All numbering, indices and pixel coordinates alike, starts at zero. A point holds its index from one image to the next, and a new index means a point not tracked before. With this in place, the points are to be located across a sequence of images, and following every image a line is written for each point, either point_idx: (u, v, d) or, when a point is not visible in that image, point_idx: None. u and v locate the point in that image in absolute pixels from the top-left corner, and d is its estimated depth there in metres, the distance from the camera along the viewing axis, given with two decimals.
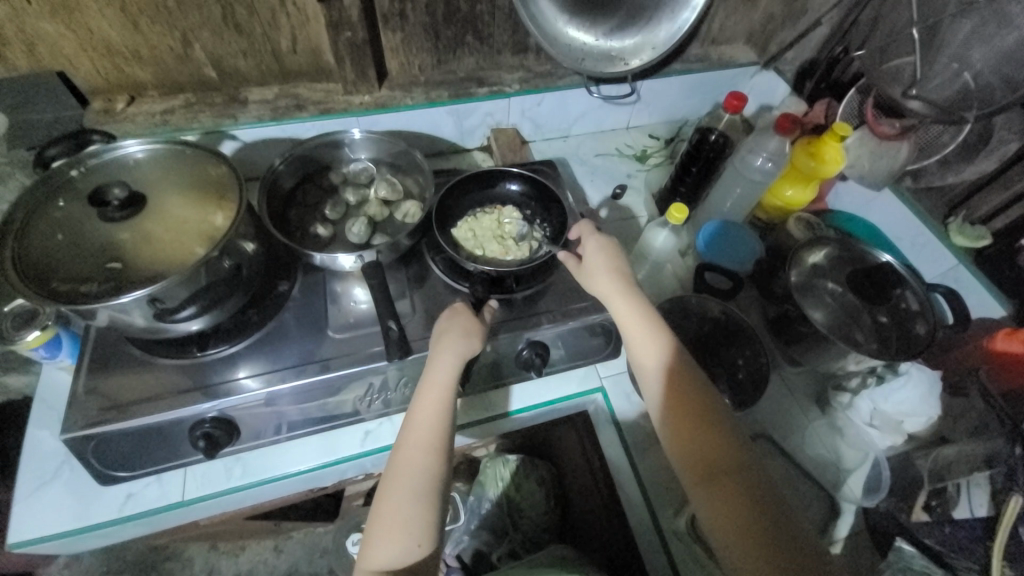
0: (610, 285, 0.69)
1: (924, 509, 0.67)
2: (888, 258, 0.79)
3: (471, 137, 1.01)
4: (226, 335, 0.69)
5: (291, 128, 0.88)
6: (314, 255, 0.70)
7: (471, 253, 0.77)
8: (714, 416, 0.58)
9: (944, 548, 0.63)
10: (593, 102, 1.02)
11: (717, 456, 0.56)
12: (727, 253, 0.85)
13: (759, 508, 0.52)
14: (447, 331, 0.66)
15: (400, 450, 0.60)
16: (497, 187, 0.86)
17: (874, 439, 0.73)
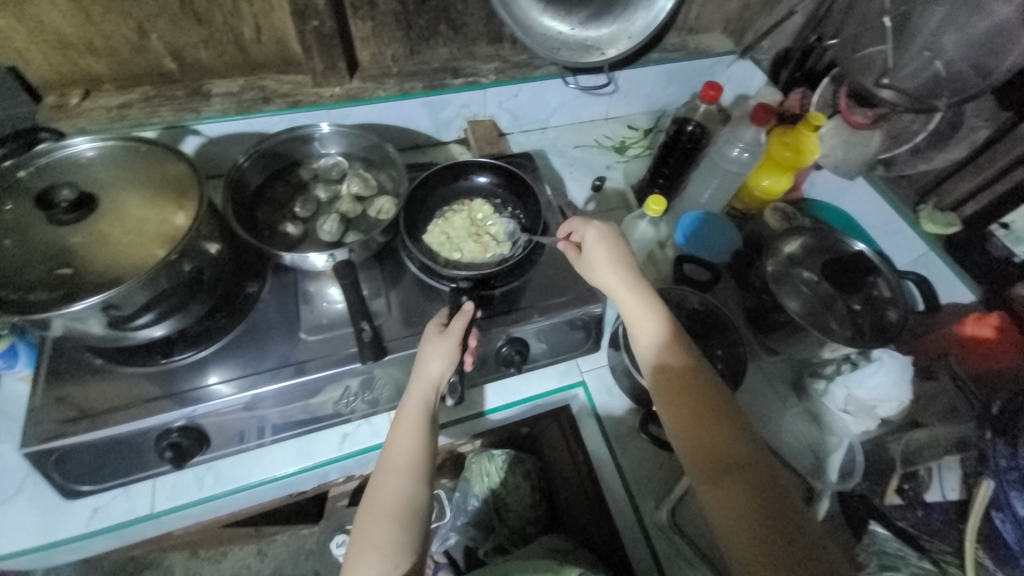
0: (614, 280, 0.67)
1: (897, 492, 0.68)
2: (861, 247, 0.80)
3: (447, 129, 0.98)
4: (192, 340, 0.66)
5: (259, 122, 0.84)
6: (284, 254, 0.68)
7: (451, 257, 0.76)
8: (717, 416, 0.58)
9: (918, 531, 0.65)
10: (571, 93, 1.00)
11: (716, 459, 0.55)
12: (706, 245, 0.84)
13: (762, 511, 0.52)
14: (423, 348, 0.64)
15: (380, 474, 0.60)
16: (464, 181, 0.85)
17: (849, 425, 0.73)
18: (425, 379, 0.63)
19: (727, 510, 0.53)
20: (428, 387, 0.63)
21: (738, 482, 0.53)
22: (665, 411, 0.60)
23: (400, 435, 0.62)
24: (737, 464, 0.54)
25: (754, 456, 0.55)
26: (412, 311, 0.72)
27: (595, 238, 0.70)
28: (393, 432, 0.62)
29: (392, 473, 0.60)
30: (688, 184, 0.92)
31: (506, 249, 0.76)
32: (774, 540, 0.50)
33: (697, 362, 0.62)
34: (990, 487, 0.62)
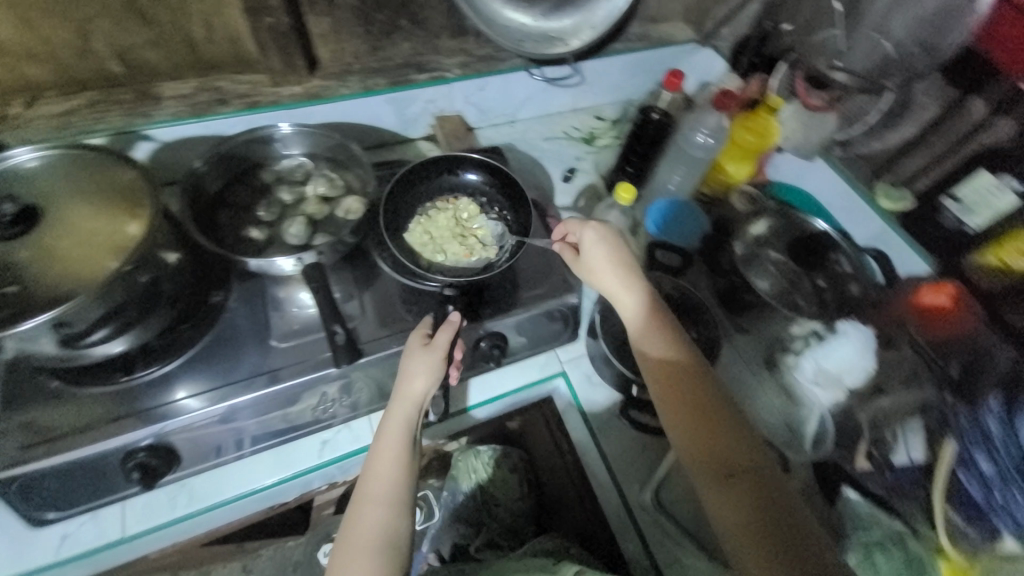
0: (613, 282, 0.67)
1: (866, 457, 0.70)
2: (822, 225, 0.84)
3: (414, 125, 0.96)
4: (155, 354, 0.64)
5: (216, 124, 0.81)
6: (249, 260, 0.65)
7: (431, 259, 0.74)
8: (717, 419, 0.59)
9: (887, 493, 0.67)
10: (536, 85, 1.00)
11: (712, 461, 0.57)
12: (674, 228, 0.85)
13: (769, 512, 0.53)
14: (407, 364, 0.64)
15: (359, 500, 0.60)
16: (451, 175, 0.84)
17: (817, 396, 0.74)
18: (412, 396, 0.63)
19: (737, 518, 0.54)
20: (411, 405, 0.63)
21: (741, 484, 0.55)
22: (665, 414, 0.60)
23: (378, 459, 0.61)
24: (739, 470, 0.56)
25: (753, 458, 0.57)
26: (387, 311, 0.71)
27: (592, 239, 0.70)
28: (373, 455, 0.62)
29: (374, 497, 0.59)
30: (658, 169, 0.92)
31: (491, 254, 0.76)
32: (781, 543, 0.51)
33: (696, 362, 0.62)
34: (954, 449, 0.66)
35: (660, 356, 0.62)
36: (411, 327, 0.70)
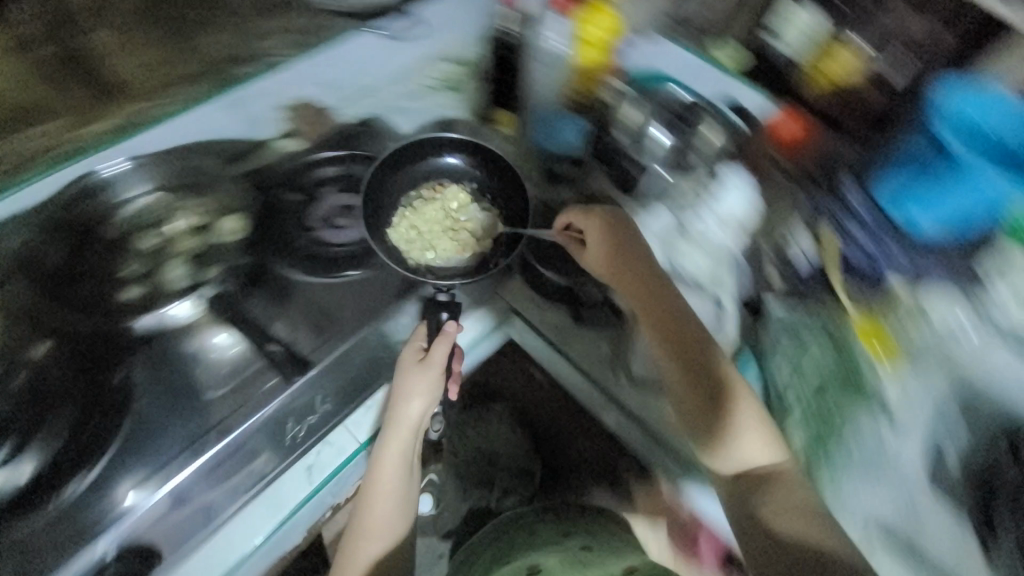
0: (623, 272, 0.70)
1: (780, 277, 0.77)
2: (682, 92, 0.84)
3: (262, 124, 0.79)
4: (74, 461, 0.57)
5: (25, 194, 0.66)
6: (139, 318, 0.65)
7: (421, 257, 0.73)
8: (738, 413, 0.64)
9: (802, 290, 0.76)
10: (374, 43, 0.89)
11: (719, 427, 0.64)
12: (552, 138, 0.85)
13: (777, 509, 0.60)
14: (405, 384, 0.65)
15: (364, 526, 0.65)
16: (431, 159, 0.79)
17: (722, 241, 0.78)
18: (412, 420, 0.65)
19: (736, 498, 0.62)
20: (409, 430, 0.65)
21: (747, 475, 0.63)
22: (664, 366, 0.67)
23: (379, 482, 0.65)
24: (748, 462, 0.63)
25: (768, 455, 0.63)
26: (320, 313, 0.69)
27: (597, 224, 0.72)
28: (372, 481, 0.65)
29: (378, 518, 0.65)
30: (523, 89, 0.88)
31: (485, 248, 0.75)
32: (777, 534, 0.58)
33: (716, 358, 0.66)
34: (832, 236, 0.77)
35: (673, 333, 0.67)
36: (342, 325, 0.68)
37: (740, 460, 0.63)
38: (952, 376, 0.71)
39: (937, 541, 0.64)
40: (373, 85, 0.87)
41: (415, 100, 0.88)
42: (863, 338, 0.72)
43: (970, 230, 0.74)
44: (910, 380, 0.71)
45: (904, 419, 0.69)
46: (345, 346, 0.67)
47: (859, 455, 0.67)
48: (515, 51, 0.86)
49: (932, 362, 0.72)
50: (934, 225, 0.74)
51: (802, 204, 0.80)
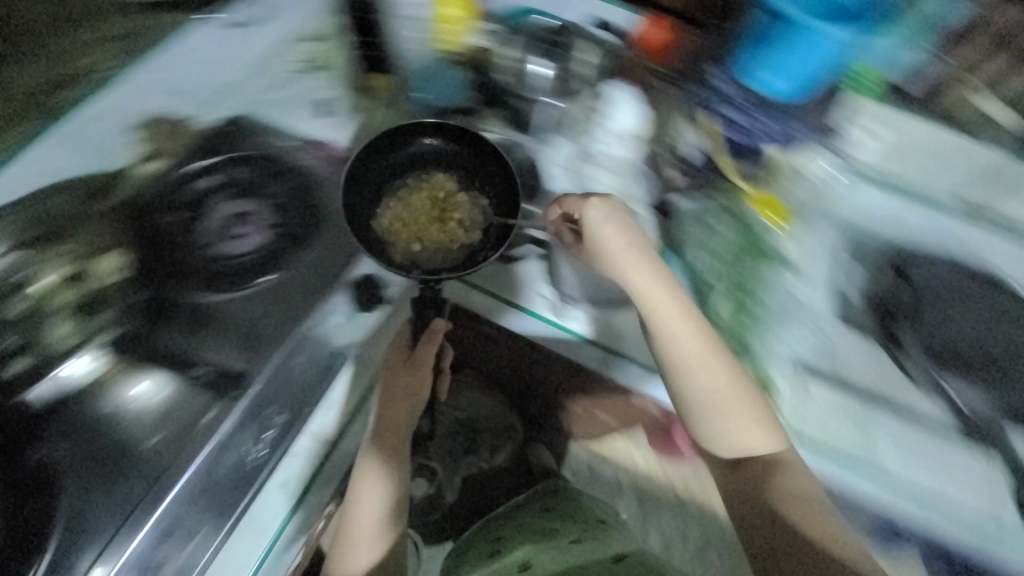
0: (626, 260, 0.66)
1: (679, 177, 0.81)
2: (547, 20, 0.81)
3: (114, 152, 0.71)
4: (24, 552, 0.58)
5: None
6: (39, 389, 0.63)
7: (406, 252, 0.71)
8: (749, 412, 0.64)
9: (699, 183, 0.81)
10: (216, 35, 0.80)
11: (726, 413, 0.64)
12: (438, 95, 0.82)
13: (784, 502, 0.62)
14: (386, 389, 0.66)
15: (345, 545, 0.62)
16: (415, 144, 0.75)
17: (621, 155, 0.82)
18: (408, 412, 0.67)
19: (736, 486, 0.66)
20: (395, 440, 0.65)
21: (754, 467, 0.65)
22: (665, 353, 0.65)
23: (368, 486, 0.63)
24: (755, 455, 0.64)
25: (773, 445, 0.65)
26: (246, 326, 0.67)
27: (596, 220, 0.68)
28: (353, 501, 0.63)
29: (365, 527, 0.62)
30: (388, 46, 0.82)
31: (475, 240, 0.73)
32: (779, 524, 0.61)
33: (725, 356, 0.66)
34: (716, 125, 0.80)
35: (681, 328, 0.65)
36: (268, 333, 0.67)
37: (745, 452, 0.64)
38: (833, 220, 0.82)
39: (856, 365, 0.77)
40: (231, 81, 0.79)
41: (280, 86, 0.81)
42: (762, 211, 0.79)
43: (794, 95, 0.79)
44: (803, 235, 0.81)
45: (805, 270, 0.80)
46: (281, 356, 0.66)
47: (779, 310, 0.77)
48: (373, 6, 0.79)
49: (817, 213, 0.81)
50: (767, 72, 0.78)
51: (687, 101, 0.82)
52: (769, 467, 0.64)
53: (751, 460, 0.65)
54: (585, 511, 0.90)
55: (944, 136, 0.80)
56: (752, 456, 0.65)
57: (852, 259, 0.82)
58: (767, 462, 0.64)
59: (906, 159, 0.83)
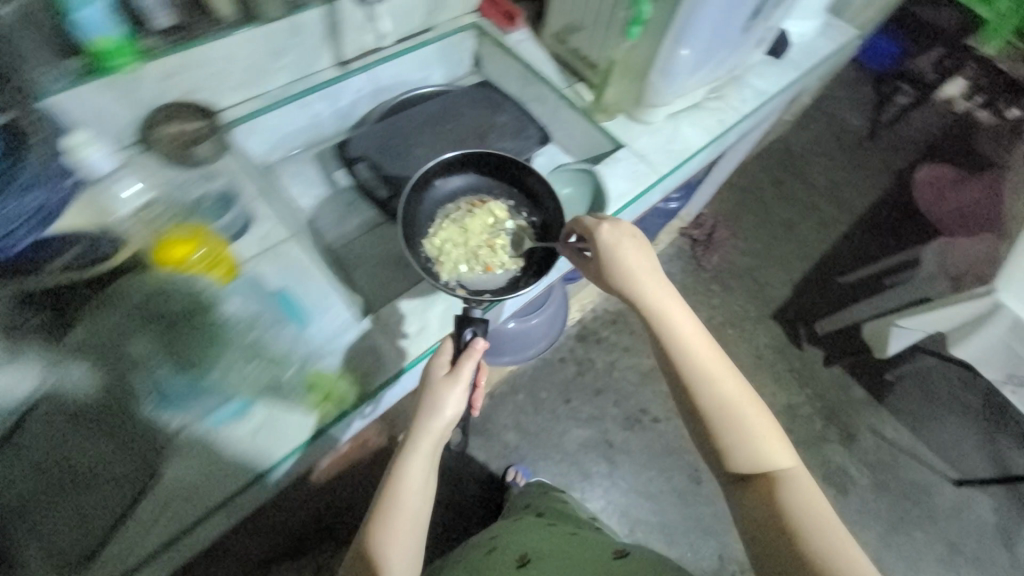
0: (651, 279, 0.77)
1: (80, 295, 0.67)
2: None
3: None
4: None
5: None
6: None
7: (454, 271, 0.79)
8: (760, 421, 0.73)
9: (94, 279, 0.68)
10: None
11: (726, 413, 0.72)
12: None
13: (805, 517, 0.64)
14: (435, 390, 0.68)
15: (397, 523, 0.67)
16: (472, 171, 0.86)
17: None
18: (439, 425, 0.69)
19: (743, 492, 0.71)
20: (437, 438, 0.70)
21: (762, 478, 0.70)
22: (685, 345, 0.75)
23: (402, 496, 0.68)
24: (770, 463, 0.70)
25: (784, 460, 0.70)
26: None
27: (608, 241, 0.75)
28: (399, 486, 0.69)
29: (399, 530, 0.67)
30: None
31: (520, 260, 0.82)
32: (788, 524, 0.64)
33: (741, 377, 0.75)
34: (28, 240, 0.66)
35: (679, 315, 0.77)
36: None
37: (757, 458, 0.70)
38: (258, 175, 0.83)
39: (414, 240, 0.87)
40: None
41: None
42: (170, 248, 0.69)
43: None
44: (249, 223, 0.76)
45: (263, 244, 0.75)
46: None
47: (286, 288, 0.73)
48: None
49: (237, 179, 0.79)
50: None
51: None
52: (774, 479, 0.69)
53: (759, 469, 0.70)
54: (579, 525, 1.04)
55: (245, 40, 0.79)
56: (761, 464, 0.71)
57: (328, 187, 0.91)
58: (773, 474, 0.69)
59: (253, 73, 0.84)
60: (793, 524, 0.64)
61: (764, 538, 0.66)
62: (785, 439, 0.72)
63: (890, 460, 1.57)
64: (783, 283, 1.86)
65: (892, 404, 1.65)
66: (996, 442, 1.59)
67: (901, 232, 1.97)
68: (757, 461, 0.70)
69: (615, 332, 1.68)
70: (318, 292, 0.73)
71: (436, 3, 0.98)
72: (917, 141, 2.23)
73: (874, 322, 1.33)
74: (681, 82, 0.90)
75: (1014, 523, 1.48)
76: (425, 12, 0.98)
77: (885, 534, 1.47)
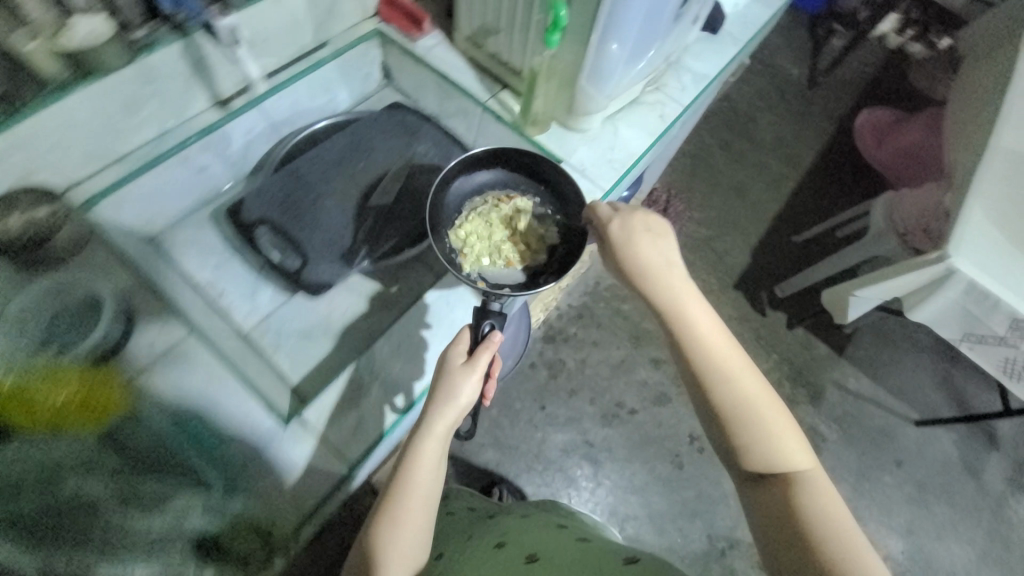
0: (665, 266, 0.74)
1: None
2: None
3: None
4: None
5: None
6: None
7: (476, 264, 0.76)
8: (781, 421, 0.67)
9: None
10: None
11: (743, 408, 0.67)
12: None
13: (822, 527, 0.59)
14: (450, 377, 0.68)
15: (406, 502, 0.66)
16: (504, 164, 0.82)
17: None
18: (453, 413, 0.67)
19: (757, 494, 0.66)
20: (451, 425, 0.68)
21: (778, 481, 0.64)
22: (702, 334, 0.71)
23: (414, 481, 0.66)
24: (787, 464, 0.65)
25: (801, 461, 0.65)
26: None
27: (621, 238, 0.74)
28: (411, 470, 0.67)
29: (408, 511, 0.65)
30: None
31: (543, 257, 0.79)
32: (802, 530, 0.60)
33: (759, 374, 0.69)
34: None
35: (696, 307, 0.73)
36: None
37: (774, 455, 0.65)
38: (147, 261, 0.72)
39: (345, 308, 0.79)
40: None
41: None
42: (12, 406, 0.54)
43: None
44: (133, 322, 0.69)
45: (155, 351, 0.69)
46: None
47: (190, 401, 0.69)
48: None
49: (116, 269, 0.68)
50: None
51: None
52: (790, 482, 0.63)
53: (775, 468, 0.65)
54: (599, 534, 0.90)
55: (85, 99, 0.66)
56: (775, 465, 0.65)
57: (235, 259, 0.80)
58: (789, 476, 0.64)
59: (106, 130, 0.72)
60: (812, 531, 0.59)
61: (774, 538, 0.62)
62: (803, 439, 0.67)
63: (858, 411, 1.62)
64: (741, 251, 1.85)
65: (855, 356, 1.69)
66: (953, 378, 1.66)
67: (849, 183, 1.98)
68: (775, 459, 0.65)
69: (582, 328, 1.63)
70: (229, 400, 0.70)
71: (324, 14, 0.85)
72: (856, 85, 2.22)
73: (830, 291, 1.32)
74: (616, 82, 0.80)
75: (974, 454, 1.56)
76: (313, 27, 0.86)
77: (859, 484, 1.52)
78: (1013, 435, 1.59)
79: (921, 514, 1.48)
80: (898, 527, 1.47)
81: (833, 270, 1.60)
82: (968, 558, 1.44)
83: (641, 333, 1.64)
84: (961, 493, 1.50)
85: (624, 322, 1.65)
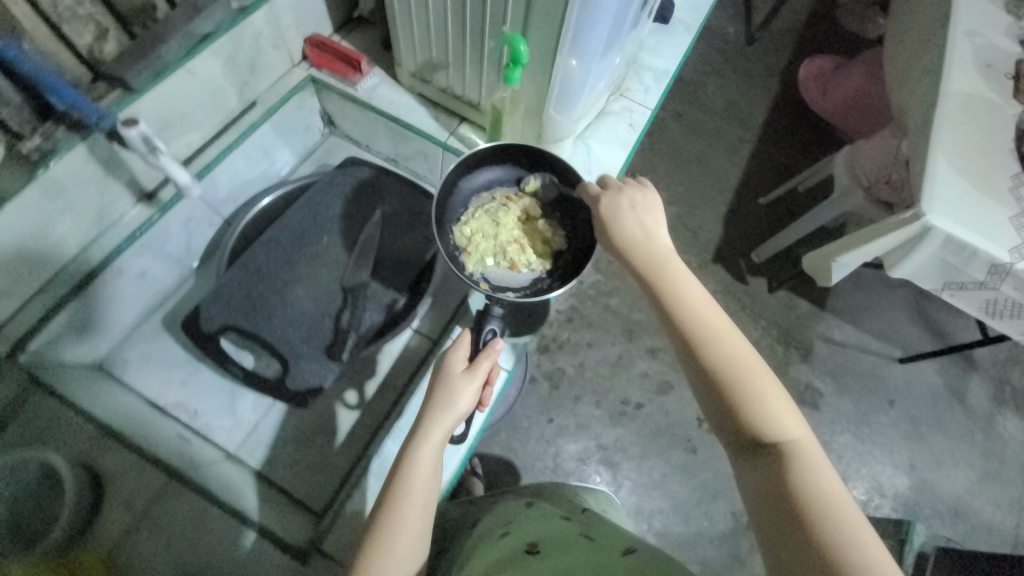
0: (648, 235, 0.70)
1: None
2: None
3: None
4: None
5: None
6: None
7: (480, 264, 0.77)
8: (774, 396, 0.61)
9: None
10: None
11: (730, 378, 0.62)
12: None
13: (820, 506, 0.53)
14: (450, 383, 0.67)
15: (398, 500, 0.59)
16: (514, 157, 0.80)
17: None
18: (452, 413, 0.65)
19: (750, 467, 0.59)
20: (446, 423, 0.64)
21: (769, 451, 0.58)
22: (687, 306, 0.67)
23: (414, 478, 0.61)
24: (779, 437, 0.58)
25: (793, 432, 0.59)
26: None
27: (611, 215, 0.72)
28: (406, 471, 0.61)
29: (405, 509, 0.58)
30: None
31: (548, 261, 0.79)
32: (797, 507, 0.53)
33: (749, 346, 0.64)
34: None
35: (680, 277, 0.69)
36: None
37: (766, 427, 0.59)
38: (95, 400, 0.69)
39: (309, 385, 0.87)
40: None
41: None
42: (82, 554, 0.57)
43: None
44: (102, 488, 0.62)
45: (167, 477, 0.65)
46: None
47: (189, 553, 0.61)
48: None
49: (61, 420, 0.64)
50: None
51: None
52: (780, 454, 0.57)
53: (764, 436, 0.59)
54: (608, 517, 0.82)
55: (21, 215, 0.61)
56: (764, 434, 0.59)
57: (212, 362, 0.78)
58: (782, 448, 0.58)
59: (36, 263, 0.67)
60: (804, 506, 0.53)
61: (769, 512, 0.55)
62: (795, 409, 0.61)
63: (848, 360, 1.67)
64: (713, 223, 1.85)
65: (838, 306, 1.73)
66: (928, 311, 1.73)
67: (801, 136, 2.00)
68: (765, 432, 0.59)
69: (574, 331, 1.61)
70: (231, 538, 0.63)
71: (247, 74, 0.79)
72: (791, 35, 2.23)
73: (814, 253, 1.33)
74: (575, 106, 0.78)
75: (959, 380, 1.64)
76: (236, 90, 0.79)
77: (861, 431, 1.58)
78: (989, 355, 1.68)
79: (920, 448, 1.56)
80: (902, 465, 1.54)
81: (805, 230, 1.63)
82: (968, 480, 1.53)
83: (633, 325, 1.63)
84: (951, 420, 1.59)
85: (614, 316, 1.63)
